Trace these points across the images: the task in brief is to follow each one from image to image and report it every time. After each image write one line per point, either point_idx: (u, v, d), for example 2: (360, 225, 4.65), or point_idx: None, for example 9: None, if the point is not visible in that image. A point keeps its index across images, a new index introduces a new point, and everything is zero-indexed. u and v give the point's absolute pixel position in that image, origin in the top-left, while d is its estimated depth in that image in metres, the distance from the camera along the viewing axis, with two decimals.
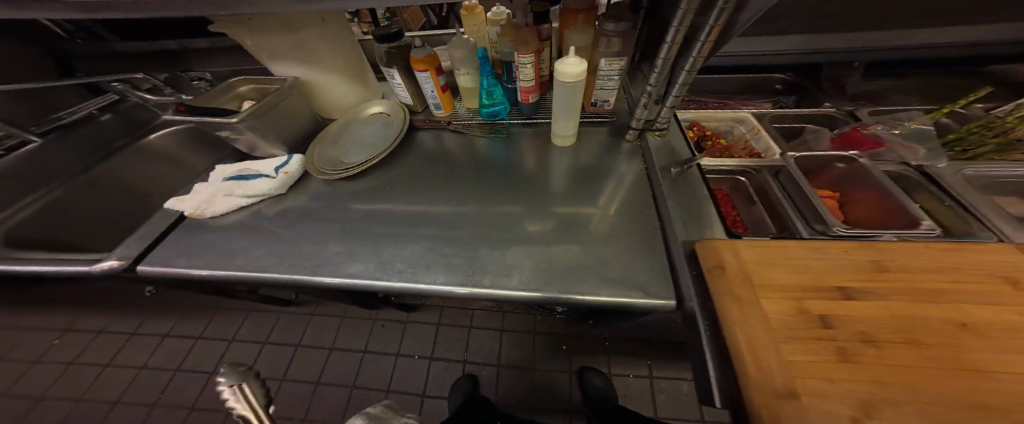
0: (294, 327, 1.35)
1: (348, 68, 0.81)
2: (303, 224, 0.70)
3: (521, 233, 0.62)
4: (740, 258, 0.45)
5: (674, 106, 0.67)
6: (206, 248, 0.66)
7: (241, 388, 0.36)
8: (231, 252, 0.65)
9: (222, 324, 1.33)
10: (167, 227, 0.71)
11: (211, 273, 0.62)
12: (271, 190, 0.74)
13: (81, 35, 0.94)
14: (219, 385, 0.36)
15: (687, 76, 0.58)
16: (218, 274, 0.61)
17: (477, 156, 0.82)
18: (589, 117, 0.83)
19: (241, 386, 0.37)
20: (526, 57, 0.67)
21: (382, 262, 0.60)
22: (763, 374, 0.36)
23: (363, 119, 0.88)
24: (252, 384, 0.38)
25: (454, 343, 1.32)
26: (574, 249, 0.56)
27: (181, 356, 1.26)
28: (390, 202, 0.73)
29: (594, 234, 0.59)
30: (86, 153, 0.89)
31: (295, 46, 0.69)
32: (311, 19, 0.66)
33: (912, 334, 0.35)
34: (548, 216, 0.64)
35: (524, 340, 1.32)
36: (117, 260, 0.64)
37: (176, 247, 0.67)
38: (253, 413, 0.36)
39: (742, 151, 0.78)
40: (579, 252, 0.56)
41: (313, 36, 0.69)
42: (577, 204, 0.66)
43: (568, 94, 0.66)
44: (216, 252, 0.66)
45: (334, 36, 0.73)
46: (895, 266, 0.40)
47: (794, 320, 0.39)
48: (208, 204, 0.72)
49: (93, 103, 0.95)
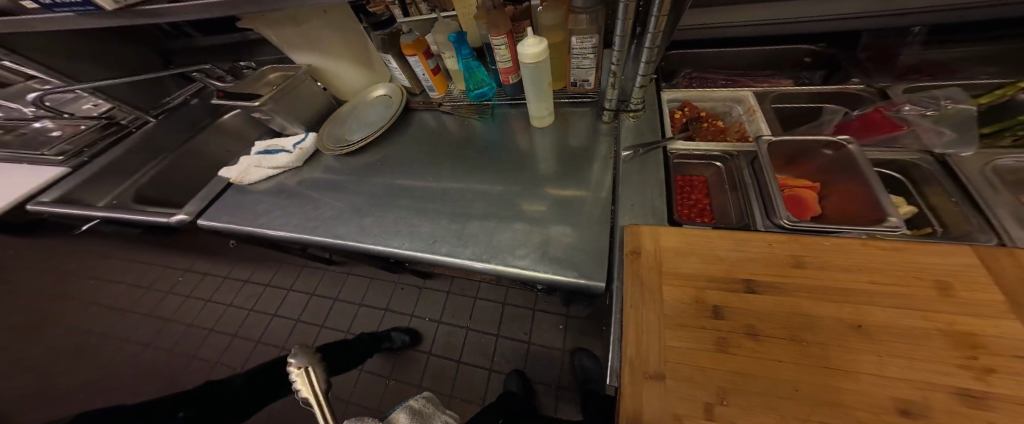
0: (337, 284, 1.51)
1: (354, 55, 0.89)
2: (312, 193, 0.83)
3: (519, 213, 0.67)
4: (658, 245, 0.45)
5: (643, 87, 0.65)
6: (244, 209, 0.84)
7: (305, 371, 0.52)
8: (259, 212, 0.82)
9: (284, 276, 1.55)
10: (219, 191, 0.90)
11: (247, 228, 0.79)
12: (290, 163, 0.89)
13: (173, 33, 1.15)
14: (294, 368, 0.53)
15: (649, 53, 0.55)
16: (251, 230, 0.79)
17: (469, 134, 0.87)
18: (571, 98, 0.82)
19: (304, 369, 0.53)
20: (498, 39, 0.66)
21: (365, 229, 0.71)
22: (640, 355, 0.38)
23: (368, 101, 0.97)
24: (313, 370, 0.54)
25: (459, 311, 1.39)
26: (563, 232, 0.61)
27: (252, 299, 1.49)
28: (385, 176, 0.84)
29: (585, 216, 0.62)
30: (183, 127, 1.14)
31: (306, 37, 0.79)
32: (316, 11, 0.75)
33: (797, 330, 0.34)
34: (545, 197, 0.68)
35: (523, 313, 1.34)
36: (185, 214, 0.84)
37: (223, 206, 0.86)
38: (313, 388, 0.52)
39: (735, 134, 0.71)
40: (564, 235, 0.60)
41: (320, 27, 0.78)
42: (568, 186, 0.69)
43: (535, 76, 0.66)
44: (250, 211, 0.83)
45: (337, 25, 0.80)
46: (814, 262, 0.38)
47: (686, 309, 0.39)
48: (245, 174, 0.89)
49: (187, 91, 1.20)
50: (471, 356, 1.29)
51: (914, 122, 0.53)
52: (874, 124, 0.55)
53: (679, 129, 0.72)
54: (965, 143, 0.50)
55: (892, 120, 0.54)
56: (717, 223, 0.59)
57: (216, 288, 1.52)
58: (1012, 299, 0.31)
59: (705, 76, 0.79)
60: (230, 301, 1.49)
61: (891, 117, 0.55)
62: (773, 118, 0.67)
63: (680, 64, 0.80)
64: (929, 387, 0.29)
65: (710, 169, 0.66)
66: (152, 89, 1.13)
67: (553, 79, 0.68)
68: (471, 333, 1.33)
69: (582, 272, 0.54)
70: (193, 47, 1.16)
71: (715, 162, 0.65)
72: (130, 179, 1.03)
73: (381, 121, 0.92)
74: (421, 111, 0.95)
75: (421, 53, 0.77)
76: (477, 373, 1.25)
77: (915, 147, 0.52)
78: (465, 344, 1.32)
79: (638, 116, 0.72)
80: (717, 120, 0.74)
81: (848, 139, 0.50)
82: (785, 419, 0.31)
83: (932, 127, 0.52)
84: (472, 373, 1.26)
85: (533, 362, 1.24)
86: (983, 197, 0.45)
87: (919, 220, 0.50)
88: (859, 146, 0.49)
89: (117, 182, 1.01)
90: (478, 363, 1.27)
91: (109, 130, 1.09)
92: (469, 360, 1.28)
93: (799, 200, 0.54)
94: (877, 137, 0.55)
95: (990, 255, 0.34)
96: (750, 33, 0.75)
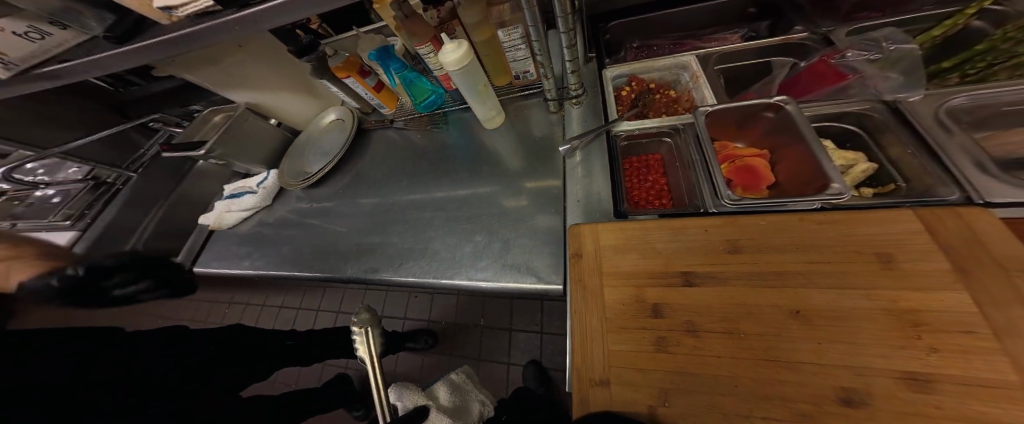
0: (355, 301, 1.41)
1: (295, 85, 0.86)
2: (284, 229, 0.84)
3: (502, 210, 0.65)
4: (598, 244, 0.43)
5: (576, 71, 0.61)
6: (227, 251, 0.85)
7: (366, 330, 0.47)
8: (242, 253, 0.83)
9: (309, 300, 1.47)
10: (205, 239, 0.90)
11: (231, 270, 0.81)
12: (258, 203, 0.87)
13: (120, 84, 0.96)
14: (355, 327, 0.48)
15: (566, 38, 0.51)
16: (236, 272, 0.81)
17: (427, 145, 0.85)
18: (522, 90, 0.79)
19: (365, 329, 0.47)
20: (423, 48, 0.61)
21: (336, 258, 0.72)
22: (584, 362, 0.36)
23: (323, 129, 0.93)
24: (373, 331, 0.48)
25: (470, 311, 1.30)
26: (545, 222, 0.60)
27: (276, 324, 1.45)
28: (354, 197, 0.83)
29: (558, 208, 0.61)
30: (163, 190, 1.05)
31: (228, 75, 0.76)
32: (230, 48, 0.71)
33: (735, 323, 0.33)
34: (523, 191, 0.66)
35: (532, 305, 1.24)
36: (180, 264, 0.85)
37: (211, 252, 0.86)
38: (367, 351, 0.45)
39: (686, 104, 0.67)
40: (527, 240, 0.59)
41: (239, 63, 0.75)
42: (538, 176, 0.67)
43: (466, 81, 0.61)
44: (231, 253, 0.85)
45: (265, 58, 0.77)
46: (750, 246, 0.36)
47: (627, 310, 0.37)
48: (220, 220, 0.88)
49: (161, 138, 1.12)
50: (489, 354, 1.21)
51: (861, 68, 0.48)
52: (819, 76, 0.50)
53: (624, 108, 0.68)
54: (913, 84, 0.46)
55: (837, 69, 0.49)
56: (672, 206, 0.57)
57: (245, 318, 1.49)
58: (959, 266, 0.28)
59: (651, 45, 0.74)
60: (256, 324, 1.46)
61: (836, 65, 0.49)
62: (720, 82, 0.63)
63: (624, 35, 0.75)
64: (872, 373, 0.27)
65: (663, 146, 0.63)
66: (124, 144, 1.08)
67: (486, 80, 0.64)
68: (484, 330, 1.25)
69: (541, 276, 0.54)
70: (150, 94, 0.97)
71: (664, 138, 0.62)
72: (134, 235, 0.98)
73: (335, 149, 0.89)
74: (376, 130, 0.92)
75: (355, 73, 0.72)
76: (496, 368, 1.19)
77: (864, 97, 0.48)
78: (482, 342, 1.24)
79: (582, 103, 0.70)
80: (668, 91, 0.70)
81: (784, 98, 0.46)
82: (726, 419, 0.29)
83: (879, 73, 0.47)
84: (491, 368, 1.19)
85: (551, 352, 1.16)
86: (939, 143, 0.40)
87: (882, 176, 0.44)
88: (795, 106, 0.45)
89: (124, 238, 0.96)
90: (495, 359, 1.20)
91: (100, 190, 1.02)
92: (489, 356, 1.21)
93: (750, 169, 0.49)
94: (824, 91, 0.50)
95: (934, 217, 0.31)
96: None
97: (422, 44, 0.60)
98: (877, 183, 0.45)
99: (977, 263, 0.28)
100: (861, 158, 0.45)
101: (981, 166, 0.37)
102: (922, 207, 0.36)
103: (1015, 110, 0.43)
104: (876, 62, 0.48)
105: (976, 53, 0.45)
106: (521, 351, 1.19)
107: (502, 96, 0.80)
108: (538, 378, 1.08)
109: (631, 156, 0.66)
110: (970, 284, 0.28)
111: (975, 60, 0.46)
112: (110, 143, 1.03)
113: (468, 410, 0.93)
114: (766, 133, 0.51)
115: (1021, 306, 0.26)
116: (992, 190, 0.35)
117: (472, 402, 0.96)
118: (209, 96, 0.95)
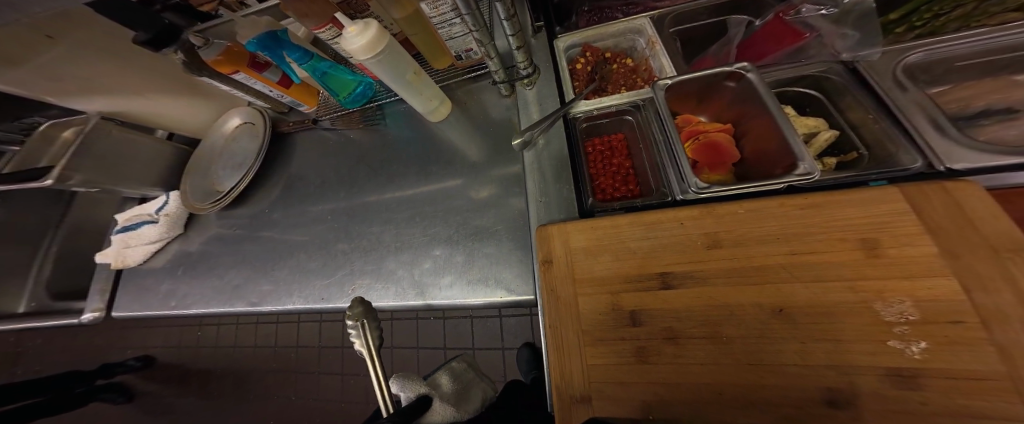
0: None
1: (171, 86, 0.68)
2: (207, 261, 0.70)
3: (465, 210, 0.59)
4: (570, 247, 0.38)
5: (523, 48, 0.52)
6: (144, 293, 0.70)
7: (363, 325, 0.35)
8: (159, 295, 0.69)
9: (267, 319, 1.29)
10: (114, 279, 0.73)
11: (155, 313, 0.68)
12: (166, 233, 0.71)
13: None
14: (347, 324, 0.36)
15: (503, 8, 0.42)
16: (164, 314, 0.67)
17: (364, 145, 0.73)
18: (467, 72, 0.69)
19: (361, 323, 0.36)
20: (324, 32, 0.48)
21: (275, 291, 0.62)
22: (562, 380, 0.32)
23: (227, 136, 0.76)
24: (373, 326, 0.36)
25: None
26: (509, 221, 0.55)
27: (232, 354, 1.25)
28: (287, 214, 0.70)
29: (515, 210, 0.56)
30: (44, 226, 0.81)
31: (47, 76, 0.56)
32: (37, 37, 0.52)
33: (715, 325, 0.30)
34: (491, 180, 0.60)
35: None
36: (94, 311, 0.69)
37: (124, 298, 0.71)
38: (366, 346, 0.35)
39: (644, 74, 0.62)
40: (494, 247, 0.53)
41: (60, 58, 0.56)
42: (496, 169, 0.61)
43: (390, 72, 0.50)
44: (143, 298, 0.70)
45: (105, 49, 0.59)
46: (730, 239, 0.33)
47: (603, 320, 0.33)
48: (123, 255, 0.71)
49: None
50: (484, 342, 1.15)
51: (817, 26, 0.48)
52: (778, 35, 0.50)
53: (581, 84, 0.61)
54: (871, 40, 0.44)
55: (795, 27, 0.49)
56: (641, 193, 0.54)
57: (176, 354, 1.19)
58: (944, 250, 0.28)
59: (603, 7, 0.66)
60: None
61: (791, 23, 0.49)
62: (677, 47, 0.59)
63: None
64: (854, 372, 0.26)
65: (625, 125, 0.59)
66: None
67: (417, 65, 0.53)
68: (475, 319, 1.18)
69: (511, 289, 0.50)
70: None
71: (625, 117, 0.57)
72: (32, 275, 0.79)
73: (249, 159, 0.73)
74: (298, 132, 0.77)
75: (245, 66, 0.57)
76: (492, 355, 1.14)
77: (822, 57, 0.47)
78: (474, 331, 1.17)
79: (535, 82, 0.61)
80: (625, 59, 0.64)
81: (744, 66, 0.44)
82: None
83: (835, 29, 0.46)
84: (488, 355, 1.15)
85: None
86: (898, 105, 0.40)
87: (843, 143, 0.44)
88: (756, 73, 0.42)
89: (17, 282, 0.77)
90: (489, 346, 1.15)
91: None
92: (484, 345, 1.15)
93: (715, 147, 0.46)
94: (783, 52, 0.49)
95: (916, 196, 0.30)
96: None
97: (320, 27, 0.48)
98: (838, 151, 0.44)
99: (961, 245, 0.27)
100: (822, 125, 0.44)
101: (940, 129, 0.37)
102: (887, 179, 0.36)
103: (965, 65, 0.46)
104: (831, 16, 0.47)
105: (920, 4, 0.45)
106: (513, 333, 1.14)
107: (446, 80, 0.70)
108: (531, 361, 1.01)
109: (594, 138, 0.61)
110: (955, 269, 0.27)
111: (920, 11, 0.45)
112: None
113: (474, 399, 0.66)
114: (730, 106, 0.48)
115: (1008, 291, 0.25)
116: (953, 155, 0.35)
117: (479, 390, 0.69)
118: (54, 108, 0.72)
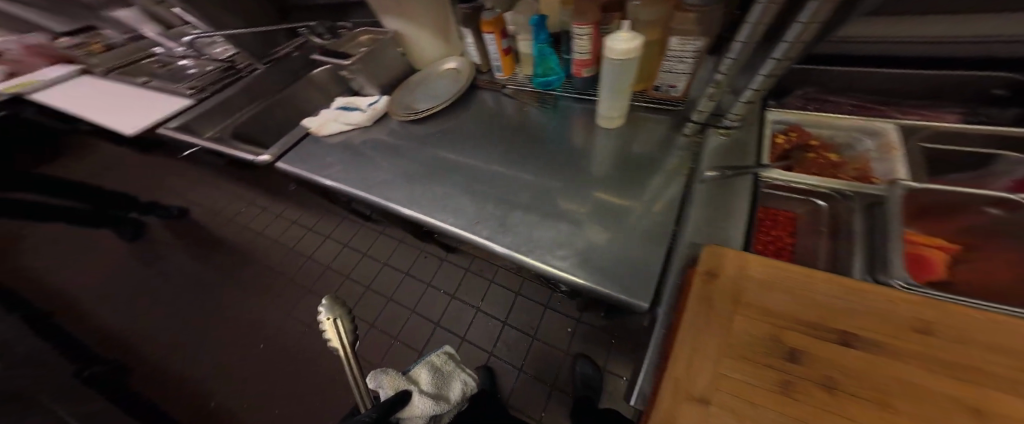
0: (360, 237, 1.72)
1: (435, 26, 0.92)
2: (365, 153, 0.84)
3: (575, 210, 0.62)
4: (742, 273, 0.41)
5: (748, 104, 0.58)
6: (304, 160, 0.87)
7: (334, 322, 0.55)
8: (323, 163, 0.85)
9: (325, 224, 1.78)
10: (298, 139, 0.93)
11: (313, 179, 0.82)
12: (362, 121, 0.91)
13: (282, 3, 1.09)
14: (322, 313, 0.55)
15: (772, 66, 0.47)
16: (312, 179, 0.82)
17: (525, 122, 0.83)
18: (654, 102, 0.75)
19: (334, 320, 0.55)
20: (583, 28, 0.62)
21: (408, 195, 0.71)
22: (688, 374, 0.36)
23: (438, 74, 0.98)
24: (342, 323, 0.56)
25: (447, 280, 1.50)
26: (627, 235, 0.57)
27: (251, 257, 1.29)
28: (442, 146, 0.82)
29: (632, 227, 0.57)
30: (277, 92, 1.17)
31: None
32: None
33: (887, 395, 0.31)
34: (587, 199, 0.63)
35: (533, 307, 1.36)
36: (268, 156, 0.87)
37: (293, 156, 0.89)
38: (339, 338, 0.54)
39: (851, 173, 0.61)
40: (608, 248, 0.55)
41: None
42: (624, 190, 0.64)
43: (618, 73, 0.59)
44: (309, 159, 0.87)
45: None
46: (944, 333, 0.33)
47: (757, 344, 0.36)
48: (324, 126, 0.92)
49: (293, 44, 1.26)
50: (476, 338, 1.35)
51: None
52: None
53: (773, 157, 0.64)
54: None
55: None
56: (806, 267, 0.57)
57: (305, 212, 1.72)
58: None
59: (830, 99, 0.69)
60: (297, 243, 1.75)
61: None
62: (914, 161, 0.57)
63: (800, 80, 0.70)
64: None
65: (805, 207, 0.60)
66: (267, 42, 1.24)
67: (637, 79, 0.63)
68: (479, 314, 1.40)
69: (622, 287, 0.50)
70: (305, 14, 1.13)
71: (817, 200, 0.58)
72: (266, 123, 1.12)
73: (446, 94, 0.91)
74: (484, 91, 0.94)
75: (499, 32, 0.78)
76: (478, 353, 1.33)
77: None
78: (473, 323, 1.39)
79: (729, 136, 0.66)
80: (830, 152, 0.64)
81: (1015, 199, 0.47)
82: None
83: None
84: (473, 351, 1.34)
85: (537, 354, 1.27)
86: None
87: None
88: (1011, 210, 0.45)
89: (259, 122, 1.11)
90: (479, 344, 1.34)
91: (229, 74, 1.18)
92: (473, 339, 1.36)
93: (928, 258, 0.51)
94: None
95: None
96: (913, 50, 0.63)
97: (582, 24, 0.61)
98: None
99: None
100: None
101: None
102: None
103: None
104: None
105: None
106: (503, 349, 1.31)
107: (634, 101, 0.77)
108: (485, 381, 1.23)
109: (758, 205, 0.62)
110: None
111: None
112: (259, 38, 1.20)
113: (450, 389, 1.04)
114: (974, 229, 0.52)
115: None
116: None
117: (455, 381, 1.07)
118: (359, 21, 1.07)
